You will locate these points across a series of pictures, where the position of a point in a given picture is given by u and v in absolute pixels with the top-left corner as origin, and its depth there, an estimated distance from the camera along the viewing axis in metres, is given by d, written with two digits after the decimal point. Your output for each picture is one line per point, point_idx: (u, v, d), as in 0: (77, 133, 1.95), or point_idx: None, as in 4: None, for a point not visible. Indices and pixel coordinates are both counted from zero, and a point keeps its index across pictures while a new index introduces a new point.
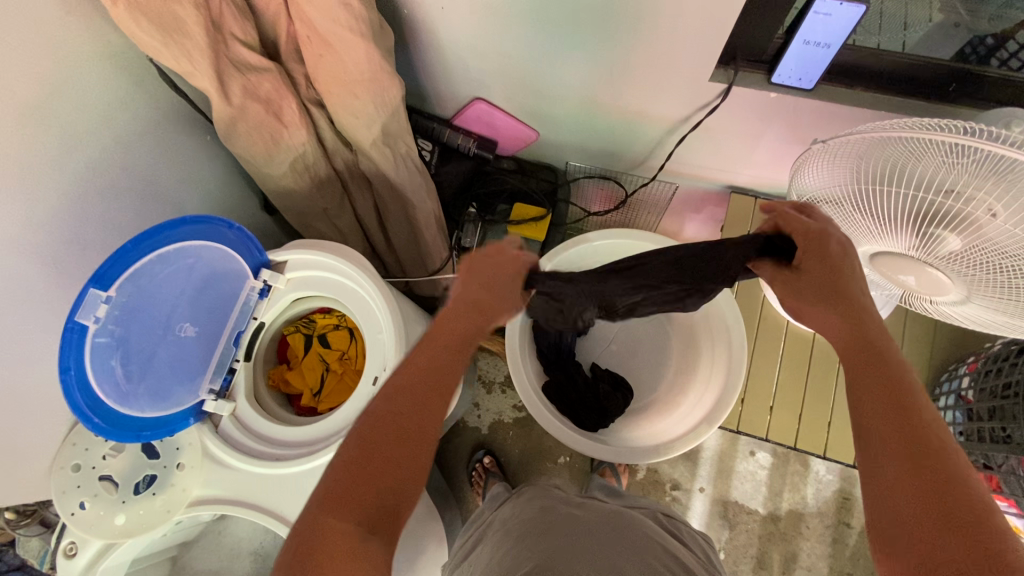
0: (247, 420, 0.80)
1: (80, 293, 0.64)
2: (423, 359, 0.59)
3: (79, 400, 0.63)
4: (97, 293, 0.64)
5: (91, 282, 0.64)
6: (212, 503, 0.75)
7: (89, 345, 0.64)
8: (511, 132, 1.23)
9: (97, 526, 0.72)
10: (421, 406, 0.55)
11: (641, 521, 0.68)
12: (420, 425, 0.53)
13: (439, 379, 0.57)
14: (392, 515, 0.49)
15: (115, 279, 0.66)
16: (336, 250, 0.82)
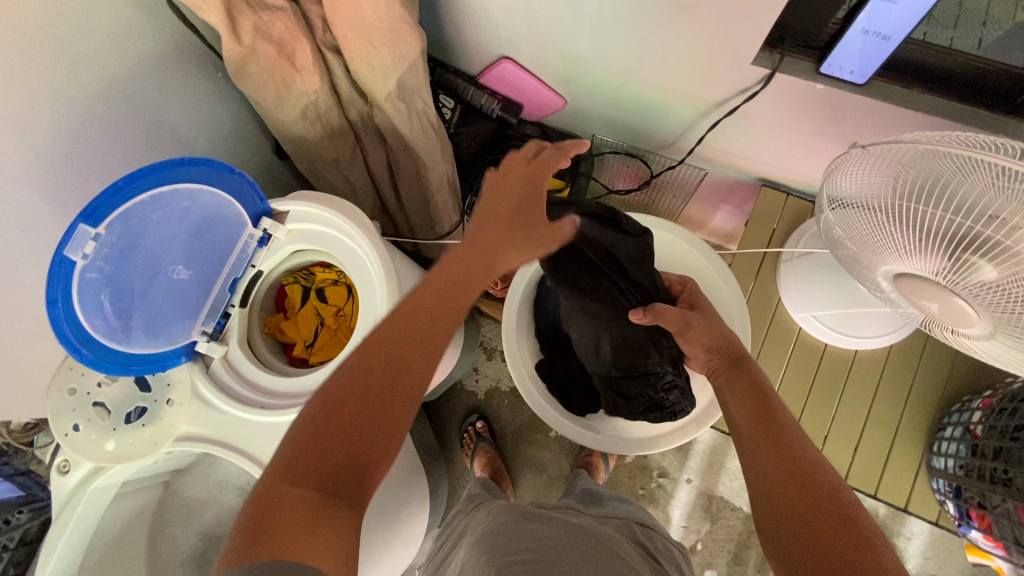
0: (237, 366, 0.82)
1: (69, 227, 0.64)
2: (413, 313, 0.60)
3: (66, 329, 0.64)
4: (86, 229, 0.64)
5: (80, 217, 0.64)
6: (197, 439, 0.78)
7: (79, 277, 0.65)
8: (537, 97, 1.17)
9: (89, 448, 0.75)
10: (397, 369, 0.57)
11: (607, 533, 0.69)
12: (395, 391, 0.56)
13: (420, 336, 0.60)
14: (358, 483, 0.53)
15: (105, 215, 0.66)
16: (341, 207, 0.82)
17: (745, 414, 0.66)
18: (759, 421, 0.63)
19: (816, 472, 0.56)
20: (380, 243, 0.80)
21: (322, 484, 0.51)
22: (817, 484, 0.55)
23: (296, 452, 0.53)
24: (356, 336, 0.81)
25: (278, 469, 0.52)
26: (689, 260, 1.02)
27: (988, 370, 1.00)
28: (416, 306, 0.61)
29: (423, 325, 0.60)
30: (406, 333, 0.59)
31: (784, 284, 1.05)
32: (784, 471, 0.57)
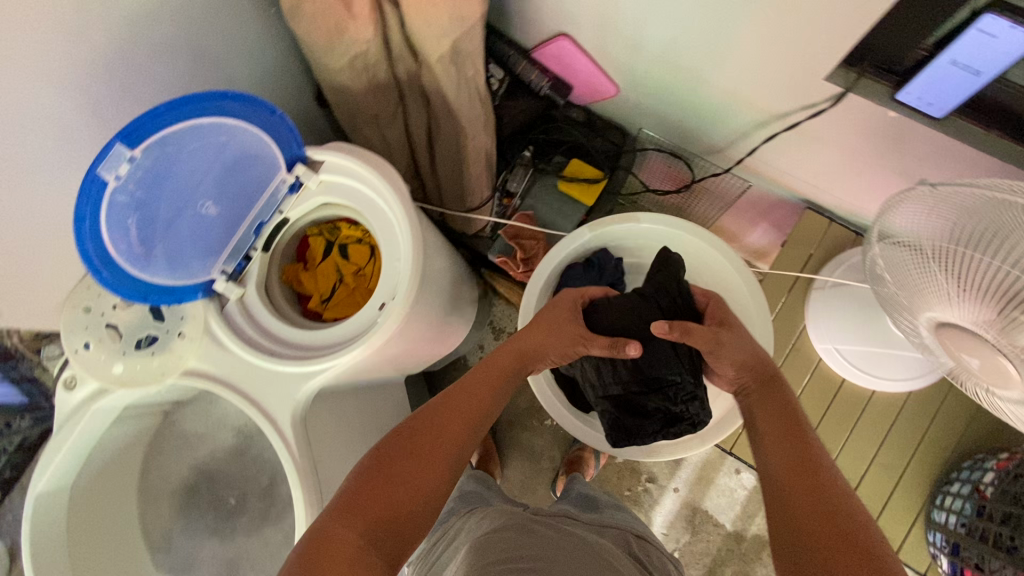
0: (253, 310, 0.81)
1: (107, 146, 0.65)
2: (459, 394, 0.69)
3: (90, 248, 0.66)
4: (121, 149, 0.65)
5: (117, 137, 0.64)
6: (203, 377, 0.78)
7: (108, 199, 0.66)
8: (589, 81, 1.13)
9: (99, 368, 0.76)
10: (443, 432, 0.64)
11: (601, 545, 0.68)
12: (440, 450, 0.62)
13: (465, 408, 0.67)
14: (399, 534, 0.55)
15: (142, 140, 0.66)
16: (378, 167, 0.79)
17: (771, 435, 0.64)
18: (784, 442, 0.62)
19: (840, 499, 0.55)
20: (412, 211, 0.79)
21: (368, 530, 0.54)
22: (837, 507, 0.54)
23: (349, 497, 0.56)
24: (374, 300, 0.79)
25: (331, 512, 0.55)
26: (720, 273, 0.99)
27: (1007, 432, 0.97)
28: (463, 389, 0.70)
29: (466, 402, 0.68)
30: (453, 412, 0.66)
31: (811, 313, 1.03)
32: (806, 492, 0.56)
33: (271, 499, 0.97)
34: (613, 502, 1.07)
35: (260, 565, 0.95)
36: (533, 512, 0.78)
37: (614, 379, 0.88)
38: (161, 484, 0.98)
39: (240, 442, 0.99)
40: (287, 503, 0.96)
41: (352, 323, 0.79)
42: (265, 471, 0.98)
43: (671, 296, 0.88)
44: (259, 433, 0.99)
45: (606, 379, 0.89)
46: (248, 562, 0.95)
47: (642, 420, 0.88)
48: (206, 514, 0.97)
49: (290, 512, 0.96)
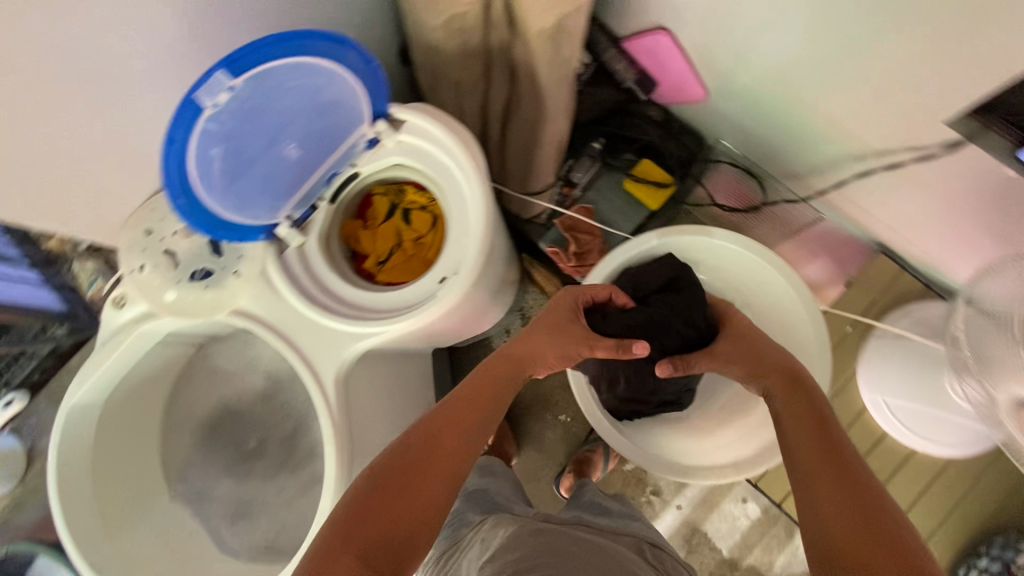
0: (310, 261, 0.79)
1: (208, 70, 0.60)
2: (455, 404, 0.65)
3: (172, 173, 0.63)
4: (223, 78, 0.60)
5: (220, 64, 0.59)
6: (252, 319, 0.77)
7: (201, 126, 0.62)
8: (678, 81, 1.09)
9: (151, 293, 0.75)
10: (440, 446, 0.61)
11: (619, 551, 0.67)
12: (436, 465, 0.59)
13: (461, 418, 0.64)
14: (398, 557, 0.53)
15: (246, 71, 0.61)
16: (462, 138, 0.77)
17: (797, 438, 0.61)
18: (811, 444, 0.59)
19: (873, 493, 0.52)
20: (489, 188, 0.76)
21: (362, 540, 0.52)
22: (872, 506, 0.50)
23: (342, 521, 0.54)
24: (435, 272, 0.77)
25: (323, 540, 0.52)
26: (780, 303, 0.96)
27: None
28: (458, 399, 0.66)
29: (477, 411, 0.65)
30: (459, 420, 0.64)
31: (868, 362, 1.00)
32: (840, 493, 0.52)
33: (292, 449, 0.97)
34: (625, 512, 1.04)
35: (272, 511, 0.95)
36: (549, 518, 0.77)
37: (626, 388, 0.88)
38: (186, 414, 0.98)
39: (270, 387, 0.98)
40: (307, 455, 0.96)
41: (410, 291, 0.77)
42: (290, 421, 0.98)
43: (679, 308, 0.85)
44: (289, 381, 0.99)
45: (616, 386, 0.88)
46: (261, 506, 0.95)
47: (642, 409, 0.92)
48: (226, 450, 0.98)
49: (309, 465, 0.96)
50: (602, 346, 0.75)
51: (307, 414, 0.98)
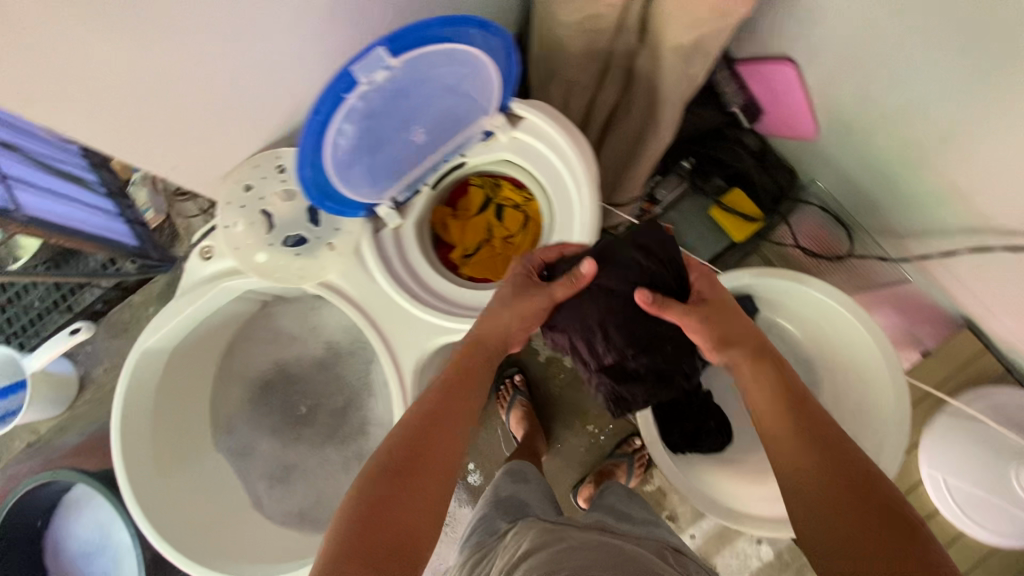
0: (403, 244, 0.78)
1: (369, 44, 0.56)
2: (433, 398, 0.62)
3: (305, 144, 0.60)
4: (384, 56, 0.56)
5: (385, 40, 0.55)
6: (339, 295, 0.76)
7: (348, 101, 0.58)
8: (788, 115, 1.05)
9: (243, 252, 0.74)
10: (429, 442, 0.58)
11: (639, 555, 0.64)
12: (427, 461, 0.57)
13: (446, 411, 0.61)
14: (405, 554, 0.51)
15: (406, 51, 0.57)
16: (581, 146, 0.73)
17: (776, 427, 0.56)
18: (793, 430, 0.55)
19: (885, 495, 0.49)
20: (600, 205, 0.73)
21: (376, 543, 0.50)
22: (880, 496, 0.49)
23: (347, 537, 0.51)
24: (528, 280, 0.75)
25: (330, 556, 0.50)
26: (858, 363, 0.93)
27: None
28: (434, 393, 0.62)
29: (471, 395, 0.63)
30: (449, 405, 0.61)
31: (939, 435, 0.97)
32: (849, 488, 0.49)
33: (340, 422, 0.96)
34: (646, 517, 1.04)
35: (313, 480, 0.95)
36: (567, 522, 0.73)
37: (607, 348, 0.69)
38: (241, 369, 0.98)
39: (328, 357, 0.98)
40: (355, 431, 0.96)
41: None
42: (342, 394, 0.98)
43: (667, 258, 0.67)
44: (348, 354, 0.98)
45: (596, 347, 0.69)
46: (302, 473, 0.95)
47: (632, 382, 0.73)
48: (274, 412, 0.97)
49: (355, 441, 0.96)
50: (559, 284, 0.65)
51: (360, 390, 0.97)
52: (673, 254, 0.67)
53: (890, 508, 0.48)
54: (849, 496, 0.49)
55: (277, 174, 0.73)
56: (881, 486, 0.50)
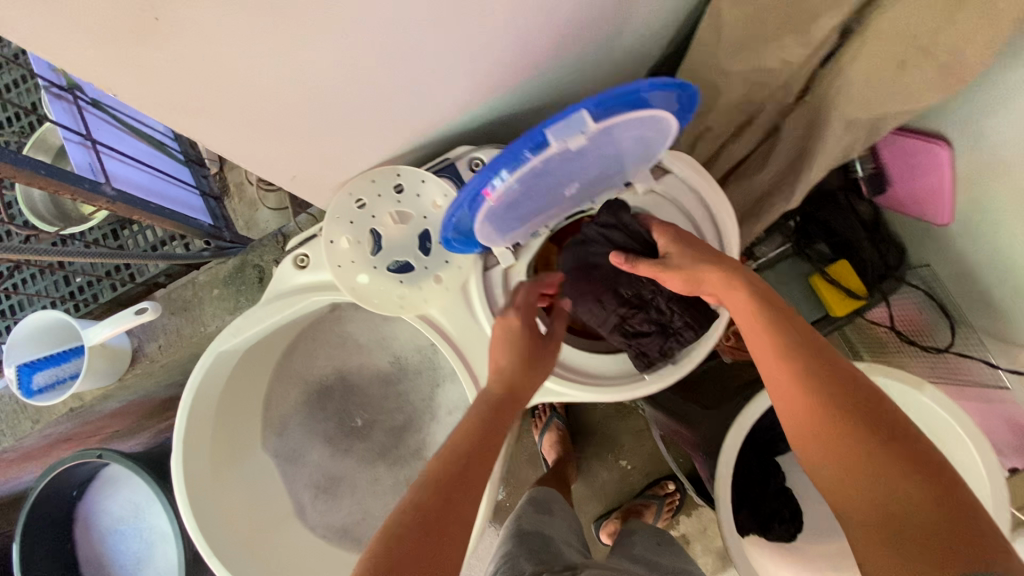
0: (512, 288, 0.71)
1: (573, 105, 0.47)
2: (463, 430, 0.59)
3: (463, 198, 0.52)
4: (587, 122, 0.47)
5: (592, 104, 0.46)
6: (436, 332, 0.70)
7: (529, 161, 0.49)
8: (916, 197, 0.97)
9: (344, 271, 0.68)
10: (463, 478, 0.55)
11: None
12: (461, 499, 0.53)
13: (479, 447, 0.58)
14: None
15: (610, 119, 0.48)
16: (728, 217, 0.68)
17: (781, 387, 0.54)
18: (805, 403, 0.53)
19: (914, 450, 0.49)
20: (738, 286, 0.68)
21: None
22: (918, 462, 0.48)
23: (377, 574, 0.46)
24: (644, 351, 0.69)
25: None
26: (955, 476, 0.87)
27: None
28: (463, 425, 0.59)
29: (500, 432, 0.60)
30: (485, 436, 0.59)
31: None
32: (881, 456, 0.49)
33: (397, 442, 0.92)
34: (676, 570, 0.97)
35: (361, 497, 0.90)
36: None
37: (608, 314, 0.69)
38: (300, 370, 0.92)
39: (394, 372, 0.93)
40: (411, 454, 0.91)
41: (612, 362, 0.70)
42: (403, 412, 0.93)
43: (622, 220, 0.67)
44: (415, 372, 0.93)
45: (596, 314, 0.70)
46: (351, 488, 0.91)
47: (639, 339, 0.68)
48: (329, 420, 0.92)
49: (410, 464, 0.91)
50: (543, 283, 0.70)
51: (421, 412, 0.92)
52: (626, 216, 0.67)
53: (926, 464, 0.48)
54: (885, 456, 0.49)
55: (395, 195, 0.67)
56: (910, 439, 0.50)
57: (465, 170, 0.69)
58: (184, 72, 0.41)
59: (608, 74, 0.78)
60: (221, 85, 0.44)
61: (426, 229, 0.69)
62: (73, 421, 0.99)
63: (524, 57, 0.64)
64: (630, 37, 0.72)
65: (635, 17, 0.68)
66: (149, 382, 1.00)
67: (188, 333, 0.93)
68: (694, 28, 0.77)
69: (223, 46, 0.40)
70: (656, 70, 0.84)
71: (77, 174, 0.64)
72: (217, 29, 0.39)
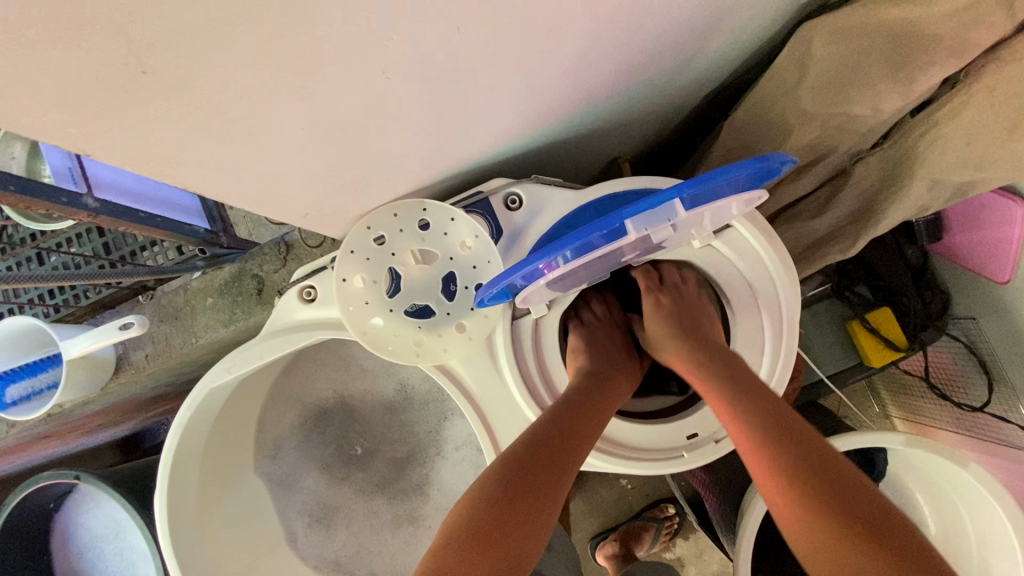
0: (542, 339, 0.64)
1: (664, 191, 0.43)
2: (531, 438, 0.56)
3: (521, 271, 0.47)
4: (677, 209, 0.43)
5: (686, 191, 0.42)
6: (455, 383, 0.63)
7: (601, 242, 0.45)
8: (982, 259, 0.91)
9: (355, 312, 0.60)
10: (535, 494, 0.52)
11: None
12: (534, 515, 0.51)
13: (556, 455, 0.54)
14: None
15: (700, 204, 0.44)
16: (792, 282, 0.61)
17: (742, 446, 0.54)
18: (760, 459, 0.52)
19: (858, 492, 0.48)
20: (793, 358, 0.62)
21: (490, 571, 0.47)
22: (858, 506, 0.47)
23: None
24: (685, 425, 0.63)
25: None
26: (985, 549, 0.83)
27: None
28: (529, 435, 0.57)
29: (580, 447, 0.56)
30: (561, 445, 0.55)
31: None
32: (808, 492, 0.48)
33: (398, 475, 0.87)
34: None
35: (358, 531, 0.85)
36: None
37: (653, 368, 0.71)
38: (299, 392, 0.85)
39: (400, 400, 0.88)
40: (413, 488, 0.87)
41: (648, 433, 0.63)
42: (406, 443, 0.88)
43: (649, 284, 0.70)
44: (421, 401, 0.88)
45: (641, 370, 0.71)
46: (347, 519, 0.85)
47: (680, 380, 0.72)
48: (328, 446, 0.87)
49: (411, 499, 0.87)
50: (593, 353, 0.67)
51: (426, 445, 0.88)
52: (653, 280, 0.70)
53: (868, 508, 0.47)
54: (827, 498, 0.48)
55: (421, 231, 0.59)
56: (854, 481, 0.49)
57: (500, 206, 0.61)
58: (186, 122, 0.33)
59: (664, 101, 0.69)
60: (232, 131, 0.36)
61: (452, 271, 0.61)
62: (49, 423, 0.92)
63: (580, 89, 0.56)
64: (697, 67, 0.63)
65: (708, 48, 0.60)
66: (133, 388, 0.92)
67: (177, 344, 0.85)
68: (766, 57, 0.69)
69: (237, 94, 0.32)
70: (714, 97, 0.76)
71: (53, 188, 0.56)
72: (231, 77, 0.30)
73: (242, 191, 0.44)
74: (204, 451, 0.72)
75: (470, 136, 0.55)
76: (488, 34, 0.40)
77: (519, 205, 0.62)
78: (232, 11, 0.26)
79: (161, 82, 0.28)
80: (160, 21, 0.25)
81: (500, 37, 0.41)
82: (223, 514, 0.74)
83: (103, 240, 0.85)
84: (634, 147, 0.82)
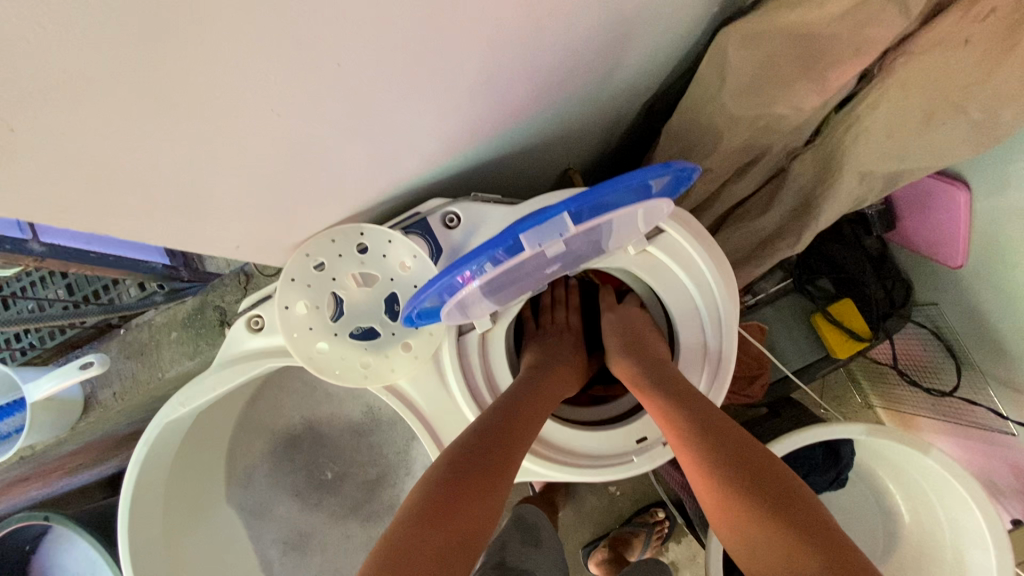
0: (489, 350, 0.66)
1: (552, 206, 0.44)
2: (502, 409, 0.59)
3: (430, 287, 0.49)
4: (566, 222, 0.45)
5: (570, 205, 0.44)
6: (404, 402, 0.64)
7: (501, 259, 0.47)
8: (932, 245, 0.93)
9: (300, 339, 0.61)
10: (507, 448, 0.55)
11: None
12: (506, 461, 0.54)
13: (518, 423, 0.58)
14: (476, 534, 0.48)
15: (592, 219, 0.46)
16: (728, 281, 0.62)
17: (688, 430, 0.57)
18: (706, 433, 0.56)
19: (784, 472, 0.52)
20: (735, 360, 0.64)
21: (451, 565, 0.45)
22: (781, 482, 0.50)
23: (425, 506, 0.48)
24: (635, 430, 0.64)
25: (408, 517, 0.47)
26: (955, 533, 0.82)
27: None
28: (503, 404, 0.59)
29: (538, 415, 0.60)
30: (527, 414, 0.59)
31: None
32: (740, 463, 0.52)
33: (370, 497, 0.88)
34: None
35: (334, 555, 0.85)
36: None
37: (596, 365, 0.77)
38: (268, 419, 0.86)
39: (367, 422, 0.89)
40: (385, 509, 0.88)
41: (601, 438, 0.64)
42: (376, 465, 0.89)
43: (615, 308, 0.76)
44: (389, 421, 0.89)
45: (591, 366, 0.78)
46: (321, 544, 0.85)
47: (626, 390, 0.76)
48: (298, 472, 0.87)
49: (384, 520, 0.87)
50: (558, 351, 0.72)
51: (395, 466, 0.89)
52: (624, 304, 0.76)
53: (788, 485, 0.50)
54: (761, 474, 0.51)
55: (359, 255, 0.60)
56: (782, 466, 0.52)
57: (439, 226, 0.62)
58: (77, 166, 0.35)
59: (600, 112, 0.71)
60: (127, 170, 0.37)
61: (394, 292, 0.62)
62: (22, 467, 0.92)
63: (502, 109, 0.58)
64: (624, 77, 0.65)
65: (628, 59, 0.61)
66: (106, 425, 0.93)
67: (144, 380, 0.85)
68: (694, 63, 0.70)
69: (109, 128, 0.33)
70: (654, 104, 0.77)
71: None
72: (108, 124, 0.32)
73: (161, 225, 0.45)
74: (168, 482, 0.72)
75: (401, 160, 0.56)
76: (385, 73, 0.41)
77: (457, 223, 0.63)
78: (81, 63, 0.27)
79: (29, 130, 0.30)
80: (13, 80, 0.26)
81: (395, 71, 0.42)
82: (191, 543, 0.74)
83: (66, 280, 0.87)
84: (582, 157, 0.83)
